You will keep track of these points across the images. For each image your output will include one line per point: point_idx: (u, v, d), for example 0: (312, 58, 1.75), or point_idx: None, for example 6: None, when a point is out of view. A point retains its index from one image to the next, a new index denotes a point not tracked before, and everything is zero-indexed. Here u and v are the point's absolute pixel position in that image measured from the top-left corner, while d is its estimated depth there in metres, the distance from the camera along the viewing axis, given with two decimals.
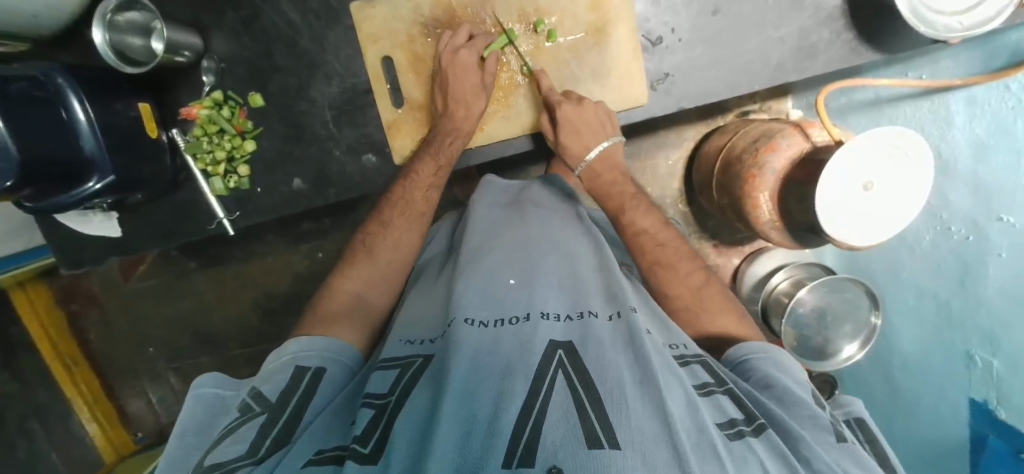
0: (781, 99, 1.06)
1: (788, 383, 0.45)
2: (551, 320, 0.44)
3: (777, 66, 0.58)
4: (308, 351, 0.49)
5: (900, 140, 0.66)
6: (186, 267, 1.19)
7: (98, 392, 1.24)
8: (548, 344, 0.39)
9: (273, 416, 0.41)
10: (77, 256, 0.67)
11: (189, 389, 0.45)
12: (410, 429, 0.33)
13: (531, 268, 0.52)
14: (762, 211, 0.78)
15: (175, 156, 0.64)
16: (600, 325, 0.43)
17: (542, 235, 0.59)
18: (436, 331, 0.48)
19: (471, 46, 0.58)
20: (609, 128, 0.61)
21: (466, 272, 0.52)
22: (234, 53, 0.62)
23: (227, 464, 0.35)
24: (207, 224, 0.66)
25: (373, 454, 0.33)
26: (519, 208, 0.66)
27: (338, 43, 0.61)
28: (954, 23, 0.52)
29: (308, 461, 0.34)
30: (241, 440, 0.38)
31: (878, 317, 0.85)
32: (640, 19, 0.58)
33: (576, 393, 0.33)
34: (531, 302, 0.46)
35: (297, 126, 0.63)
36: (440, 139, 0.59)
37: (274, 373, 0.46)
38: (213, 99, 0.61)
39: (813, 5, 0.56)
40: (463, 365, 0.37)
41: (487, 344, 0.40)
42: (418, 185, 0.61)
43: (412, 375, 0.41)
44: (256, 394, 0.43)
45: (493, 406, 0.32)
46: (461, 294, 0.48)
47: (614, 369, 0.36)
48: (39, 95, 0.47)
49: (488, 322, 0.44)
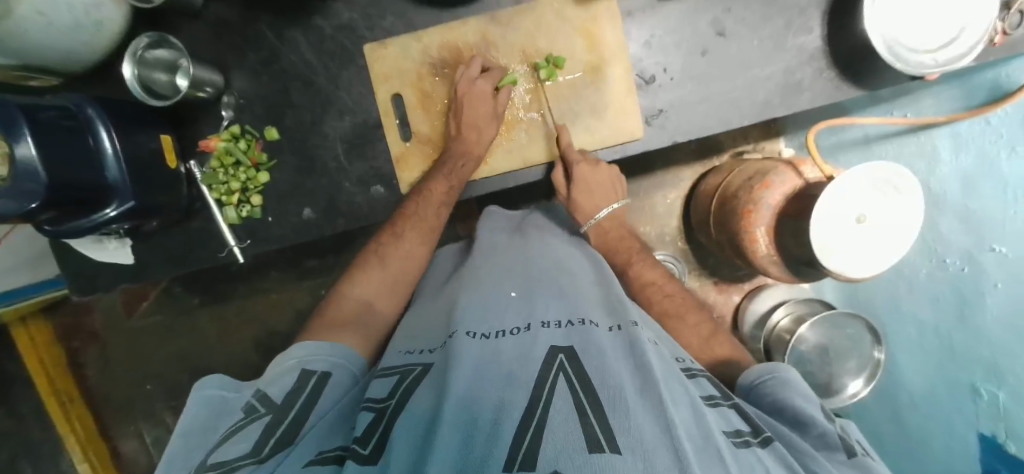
0: (772, 140, 1.10)
1: (800, 401, 0.43)
2: (551, 328, 0.44)
3: (765, 101, 0.61)
4: (314, 355, 0.49)
5: (895, 178, 0.68)
6: (189, 303, 1.20)
7: (91, 430, 1.21)
8: (548, 350, 0.40)
9: (277, 417, 0.41)
10: (89, 284, 0.68)
11: (193, 391, 0.46)
12: (407, 431, 0.33)
13: (532, 282, 0.53)
14: (759, 245, 0.79)
15: (192, 186, 0.66)
16: (600, 332, 0.43)
17: (544, 256, 0.60)
18: (435, 342, 0.48)
19: (486, 78, 0.61)
20: (616, 193, 0.68)
21: (469, 290, 0.53)
22: (253, 90, 0.66)
23: (230, 462, 0.36)
24: (217, 252, 0.68)
25: (373, 455, 0.33)
26: (523, 231, 0.67)
27: (352, 82, 0.65)
28: (928, 59, 0.55)
29: (309, 461, 0.35)
30: (246, 440, 0.38)
31: (881, 352, 0.82)
32: (633, 59, 0.63)
33: (578, 399, 0.33)
34: (532, 314, 0.47)
35: (310, 158, 0.66)
36: (454, 161, 0.62)
37: (282, 375, 0.46)
38: (231, 133, 0.64)
39: (795, 47, 0.60)
40: (466, 372, 0.37)
41: (489, 353, 0.40)
42: (431, 202, 0.62)
43: (411, 380, 0.41)
44: (262, 396, 0.44)
45: (494, 412, 0.32)
46: (461, 312, 0.48)
47: (615, 374, 0.35)
48: (67, 124, 0.50)
49: (489, 334, 0.44)
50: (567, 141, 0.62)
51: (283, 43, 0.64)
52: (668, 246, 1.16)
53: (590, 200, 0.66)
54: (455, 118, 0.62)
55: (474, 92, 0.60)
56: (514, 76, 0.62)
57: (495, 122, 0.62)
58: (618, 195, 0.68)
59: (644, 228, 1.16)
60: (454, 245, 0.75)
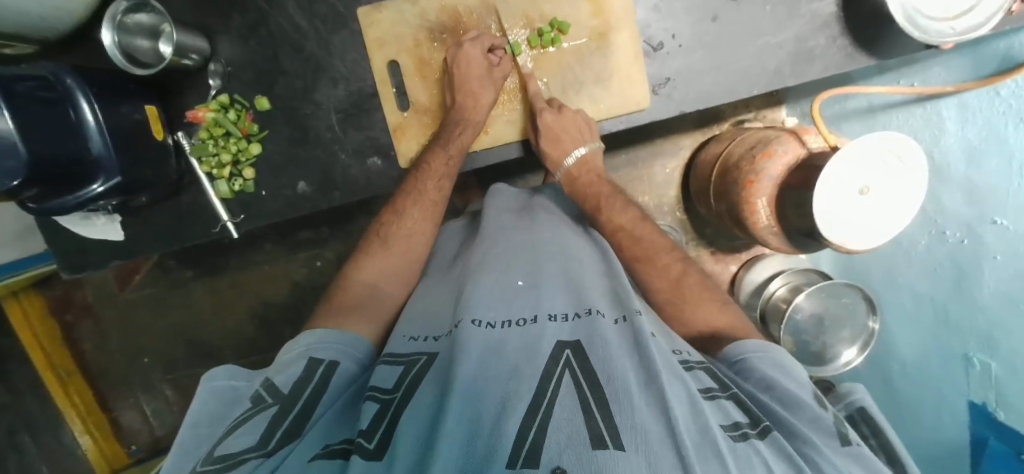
0: (775, 108, 1.08)
1: (789, 383, 0.43)
2: (558, 321, 0.43)
3: (775, 71, 0.60)
4: (322, 344, 0.49)
5: (897, 145, 0.68)
6: (183, 277, 1.18)
7: (91, 403, 1.21)
8: (554, 345, 0.39)
9: (284, 408, 0.41)
10: (78, 260, 0.67)
11: (201, 381, 0.46)
12: (414, 425, 0.33)
13: (538, 269, 0.53)
14: (759, 217, 0.79)
15: (181, 159, 0.64)
16: (606, 324, 0.42)
17: (548, 239, 0.59)
18: (441, 329, 0.48)
19: (476, 41, 0.59)
20: (586, 135, 0.61)
21: (476, 273, 0.53)
22: (241, 56, 0.62)
23: (238, 454, 0.35)
24: (210, 228, 0.66)
25: (377, 450, 0.32)
26: (528, 214, 0.65)
27: (345, 47, 0.61)
28: (947, 28, 0.54)
29: (315, 455, 0.34)
30: (251, 432, 0.37)
31: (876, 322, 0.83)
32: (641, 25, 0.60)
33: (581, 393, 0.32)
34: (538, 303, 0.46)
35: (303, 129, 0.63)
36: (452, 129, 0.60)
37: (290, 363, 0.46)
38: (220, 102, 0.61)
39: (810, 13, 0.58)
40: (469, 367, 0.36)
41: (493, 344, 0.40)
42: (431, 175, 0.60)
43: (418, 372, 0.41)
44: (270, 385, 0.43)
45: (498, 408, 0.32)
46: (469, 295, 0.48)
47: (619, 367, 0.35)
48: (45, 95, 0.47)
49: (495, 323, 0.44)
50: (533, 87, 0.60)
51: (270, 5, 0.61)
52: (667, 217, 1.16)
53: (558, 150, 0.61)
54: (450, 89, 0.60)
55: (463, 56, 0.58)
56: (514, 46, 0.59)
57: (492, 86, 0.60)
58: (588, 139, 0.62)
59: (643, 198, 1.15)
60: (460, 221, 0.74)
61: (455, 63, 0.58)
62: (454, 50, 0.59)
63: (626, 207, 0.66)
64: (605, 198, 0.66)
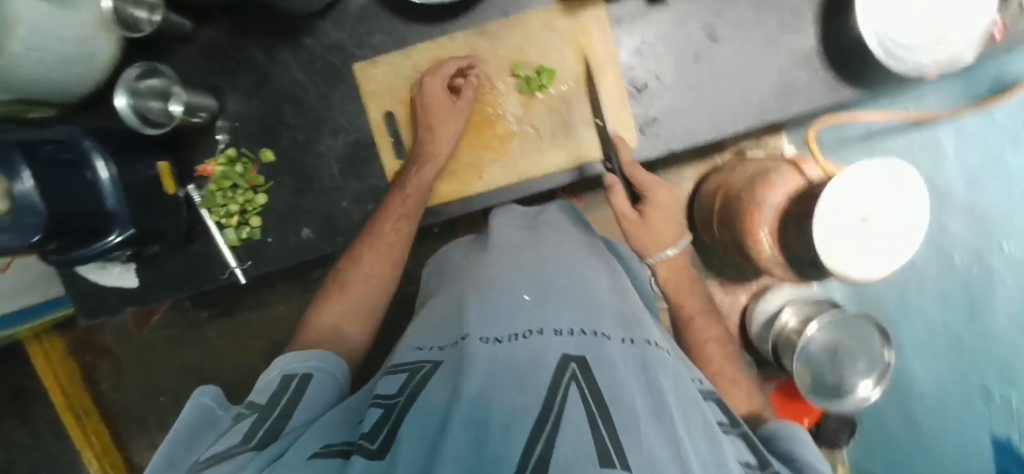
0: (775, 136, 1.08)
1: (811, 454, 0.43)
2: (564, 336, 0.41)
3: (760, 106, 0.61)
4: (296, 363, 0.50)
5: (902, 183, 0.68)
6: (199, 317, 1.21)
7: (108, 443, 1.23)
8: (559, 357, 0.37)
9: (263, 415, 0.41)
10: (94, 306, 0.70)
11: (189, 398, 0.46)
12: (419, 429, 0.32)
13: (543, 281, 0.50)
14: (763, 247, 0.78)
15: (191, 211, 0.67)
16: (613, 346, 0.41)
17: (552, 252, 0.56)
18: (447, 340, 0.46)
19: (439, 73, 0.60)
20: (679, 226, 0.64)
21: (482, 286, 0.51)
22: (247, 112, 0.66)
23: (226, 451, 0.35)
24: (219, 274, 0.68)
25: (381, 451, 0.31)
26: (534, 230, 0.61)
27: (344, 100, 0.65)
28: (929, 58, 0.55)
29: (314, 454, 0.33)
30: (236, 432, 0.38)
31: (891, 354, 0.83)
32: (625, 68, 0.62)
33: (590, 410, 0.31)
34: (544, 317, 0.44)
35: (306, 178, 0.66)
36: (416, 164, 0.61)
37: (266, 381, 0.47)
38: (227, 156, 0.65)
39: (789, 49, 0.59)
40: (478, 374, 0.35)
41: (500, 356, 0.38)
42: (395, 208, 0.61)
43: (418, 382, 0.40)
44: (248, 402, 0.43)
45: (503, 417, 0.30)
46: (475, 310, 0.46)
47: (627, 393, 0.34)
48: (65, 156, 0.51)
49: (502, 338, 0.41)
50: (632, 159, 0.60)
51: (273, 64, 0.64)
52: None
53: (658, 230, 0.63)
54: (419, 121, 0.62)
55: (428, 92, 0.60)
56: (519, 69, 0.61)
57: (461, 116, 0.61)
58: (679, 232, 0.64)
59: None
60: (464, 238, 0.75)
61: (421, 99, 0.61)
62: (420, 86, 0.61)
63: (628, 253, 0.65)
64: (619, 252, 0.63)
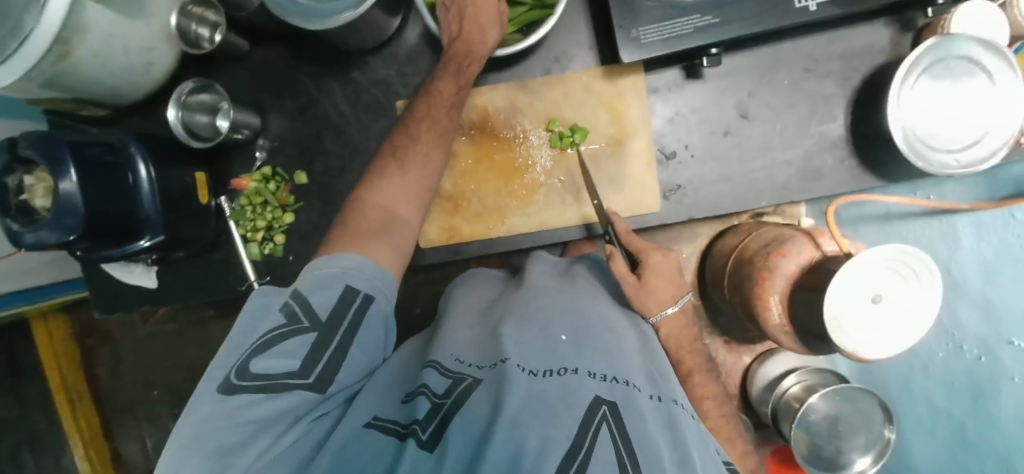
0: (794, 205, 1.08)
1: None
2: (596, 379, 0.40)
3: (783, 186, 0.62)
4: (357, 273, 0.47)
5: (918, 268, 0.69)
6: (203, 315, 1.21)
7: (95, 429, 1.23)
8: (592, 397, 0.37)
9: (323, 340, 0.42)
10: (112, 302, 0.71)
11: (247, 297, 0.46)
12: (461, 436, 0.33)
13: (582, 328, 0.48)
14: (771, 313, 0.79)
15: (220, 220, 0.69)
16: (642, 399, 0.41)
17: (588, 301, 0.55)
18: (487, 358, 0.44)
19: None
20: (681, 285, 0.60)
21: (518, 316, 0.50)
22: (287, 133, 0.68)
23: (282, 381, 0.38)
24: (237, 285, 0.70)
25: (431, 441, 0.33)
26: (570, 280, 0.60)
27: (382, 133, 0.67)
28: (951, 160, 0.57)
29: (369, 424, 0.36)
30: (295, 357, 0.40)
31: (892, 432, 0.81)
32: (655, 134, 0.63)
33: (620, 458, 0.31)
34: (580, 358, 0.43)
35: (335, 203, 0.68)
36: (456, 62, 0.58)
37: (323, 287, 0.45)
38: (262, 174, 0.67)
39: (817, 134, 0.62)
40: (518, 399, 0.35)
41: (538, 389, 0.37)
42: (439, 102, 0.58)
43: (463, 390, 0.39)
44: (305, 307, 0.43)
45: (539, 447, 0.31)
46: (511, 342, 0.45)
47: (656, 445, 0.34)
48: (109, 159, 0.53)
49: (537, 371, 0.40)
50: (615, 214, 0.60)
51: (319, 92, 0.67)
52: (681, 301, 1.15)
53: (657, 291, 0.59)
54: (456, 16, 0.57)
55: None
56: (554, 125, 0.63)
57: (499, 25, 0.58)
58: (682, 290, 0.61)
59: None
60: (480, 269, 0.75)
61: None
62: None
63: None
64: None
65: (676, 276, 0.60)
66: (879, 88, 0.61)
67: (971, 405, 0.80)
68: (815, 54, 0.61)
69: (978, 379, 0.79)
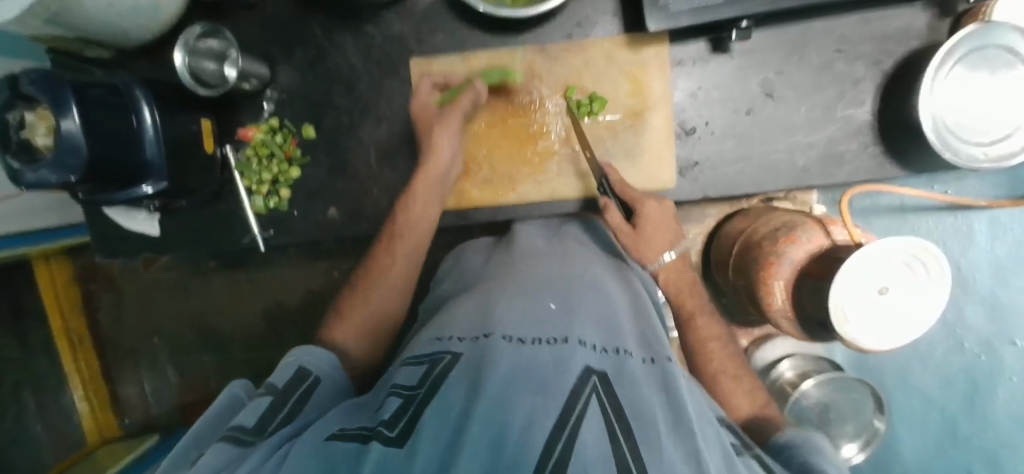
0: (806, 192, 1.07)
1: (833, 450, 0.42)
2: (588, 349, 0.39)
3: (803, 169, 0.61)
4: (314, 357, 0.50)
5: (928, 258, 0.67)
6: (206, 267, 1.22)
7: (96, 372, 1.25)
8: (582, 367, 0.36)
9: (278, 400, 0.43)
10: (115, 246, 0.71)
11: (222, 391, 0.47)
12: (439, 424, 0.32)
13: (570, 293, 0.48)
14: (774, 298, 0.79)
15: (225, 170, 0.68)
16: (634, 364, 0.40)
17: (576, 264, 0.54)
18: (479, 329, 0.43)
19: None
20: (673, 233, 0.58)
21: (502, 290, 0.49)
22: (296, 86, 0.67)
23: (238, 433, 0.37)
24: (240, 238, 0.69)
25: (400, 438, 0.32)
26: (561, 242, 0.59)
27: (394, 91, 0.65)
28: (979, 152, 0.55)
29: (331, 436, 0.34)
30: (256, 414, 0.40)
31: (879, 423, 0.83)
32: (676, 109, 0.62)
33: (611, 424, 0.31)
34: (569, 326, 0.42)
35: (342, 160, 0.67)
36: None
37: (280, 373, 0.48)
38: (270, 125, 0.66)
39: (843, 119, 0.60)
40: (498, 376, 0.34)
41: (523, 360, 0.36)
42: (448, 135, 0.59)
43: (441, 371, 0.38)
44: (268, 385, 0.45)
45: (522, 421, 0.30)
46: (497, 311, 0.44)
47: (649, 407, 0.34)
48: (112, 101, 0.51)
49: (526, 339, 0.40)
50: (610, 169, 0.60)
51: (331, 45, 0.65)
52: None
53: (649, 241, 0.57)
54: None
55: None
56: (572, 92, 0.62)
57: None
58: (675, 238, 0.59)
59: None
60: (480, 243, 0.73)
61: None
62: None
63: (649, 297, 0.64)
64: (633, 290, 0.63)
65: (671, 226, 0.58)
66: (911, 74, 0.58)
67: (965, 403, 0.81)
68: (848, 35, 0.59)
69: (975, 377, 0.80)
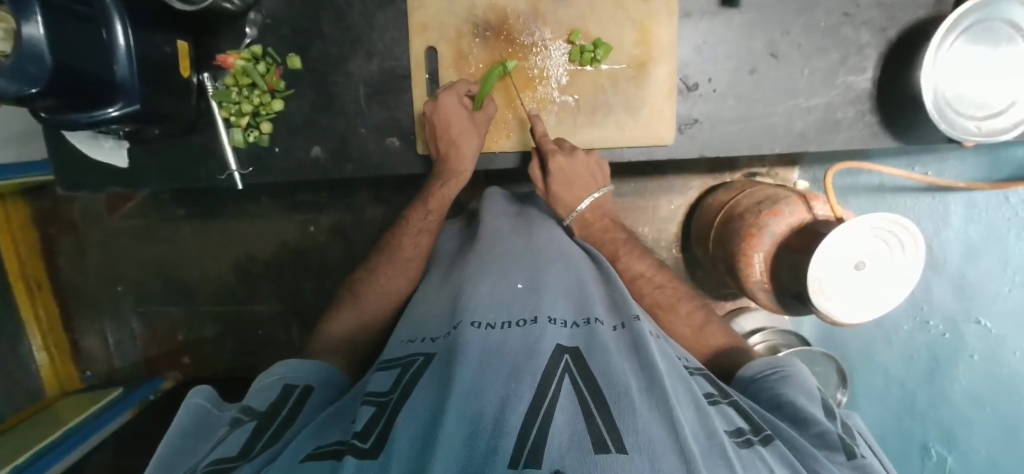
0: (788, 168, 1.08)
1: (798, 395, 0.44)
2: (557, 325, 0.41)
3: (800, 133, 0.61)
4: (298, 373, 0.49)
5: (900, 233, 0.67)
6: (174, 214, 1.16)
7: (55, 321, 1.19)
8: (553, 347, 0.37)
9: (262, 423, 0.41)
10: (76, 177, 0.66)
11: (183, 400, 0.46)
12: (411, 422, 0.31)
13: (538, 272, 0.49)
14: (754, 270, 0.79)
15: (201, 99, 0.64)
16: (604, 331, 0.41)
17: (545, 245, 0.56)
18: (438, 330, 0.45)
19: None
20: (598, 178, 0.62)
21: (473, 276, 0.49)
22: (282, 11, 0.62)
23: (220, 462, 0.35)
24: (216, 174, 0.66)
25: (374, 450, 0.29)
26: (525, 220, 0.63)
27: (388, 25, 0.62)
28: (972, 126, 0.55)
29: (307, 457, 0.32)
30: (235, 441, 0.38)
31: (842, 394, 0.86)
32: (680, 63, 0.60)
33: (583, 400, 0.31)
34: (538, 306, 0.43)
35: (328, 95, 0.64)
36: None
37: (264, 390, 0.47)
38: (252, 53, 0.61)
39: (843, 85, 0.59)
40: (469, 367, 0.33)
41: (493, 346, 0.37)
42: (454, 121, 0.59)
43: (413, 374, 0.38)
44: (247, 409, 0.43)
45: (496, 410, 0.29)
46: (467, 300, 0.45)
47: (621, 373, 0.34)
48: (80, 10, 0.46)
49: (495, 325, 0.40)
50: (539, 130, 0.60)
51: None
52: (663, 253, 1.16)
53: (569, 191, 0.61)
54: None
55: None
56: (576, 37, 0.59)
57: None
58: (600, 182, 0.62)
59: (643, 229, 1.14)
60: (454, 225, 0.70)
61: None
62: None
63: (637, 254, 0.63)
64: (622, 246, 0.63)
65: (589, 172, 0.61)
66: (914, 44, 0.58)
67: (926, 378, 0.84)
68: None
69: (936, 352, 0.83)
